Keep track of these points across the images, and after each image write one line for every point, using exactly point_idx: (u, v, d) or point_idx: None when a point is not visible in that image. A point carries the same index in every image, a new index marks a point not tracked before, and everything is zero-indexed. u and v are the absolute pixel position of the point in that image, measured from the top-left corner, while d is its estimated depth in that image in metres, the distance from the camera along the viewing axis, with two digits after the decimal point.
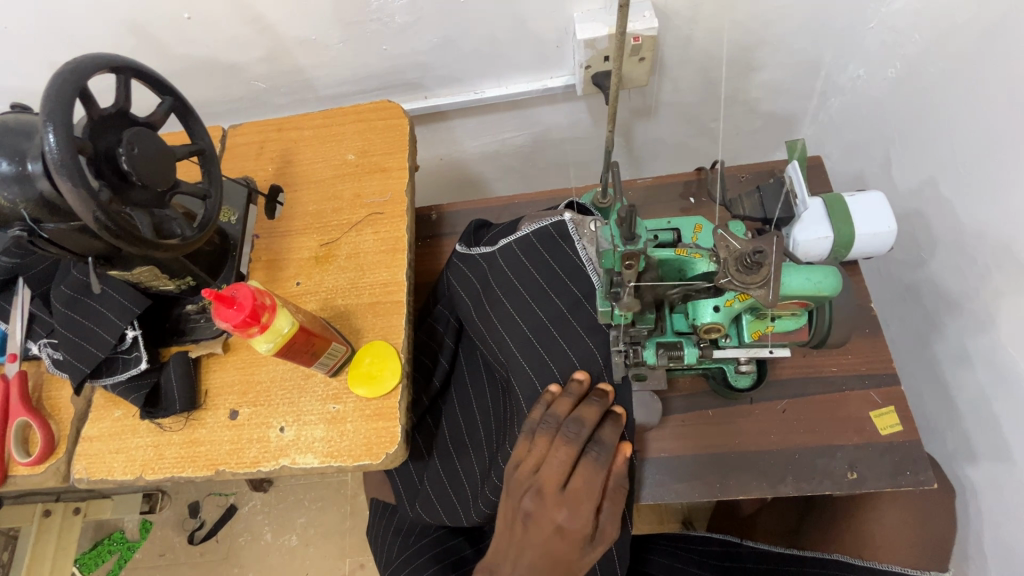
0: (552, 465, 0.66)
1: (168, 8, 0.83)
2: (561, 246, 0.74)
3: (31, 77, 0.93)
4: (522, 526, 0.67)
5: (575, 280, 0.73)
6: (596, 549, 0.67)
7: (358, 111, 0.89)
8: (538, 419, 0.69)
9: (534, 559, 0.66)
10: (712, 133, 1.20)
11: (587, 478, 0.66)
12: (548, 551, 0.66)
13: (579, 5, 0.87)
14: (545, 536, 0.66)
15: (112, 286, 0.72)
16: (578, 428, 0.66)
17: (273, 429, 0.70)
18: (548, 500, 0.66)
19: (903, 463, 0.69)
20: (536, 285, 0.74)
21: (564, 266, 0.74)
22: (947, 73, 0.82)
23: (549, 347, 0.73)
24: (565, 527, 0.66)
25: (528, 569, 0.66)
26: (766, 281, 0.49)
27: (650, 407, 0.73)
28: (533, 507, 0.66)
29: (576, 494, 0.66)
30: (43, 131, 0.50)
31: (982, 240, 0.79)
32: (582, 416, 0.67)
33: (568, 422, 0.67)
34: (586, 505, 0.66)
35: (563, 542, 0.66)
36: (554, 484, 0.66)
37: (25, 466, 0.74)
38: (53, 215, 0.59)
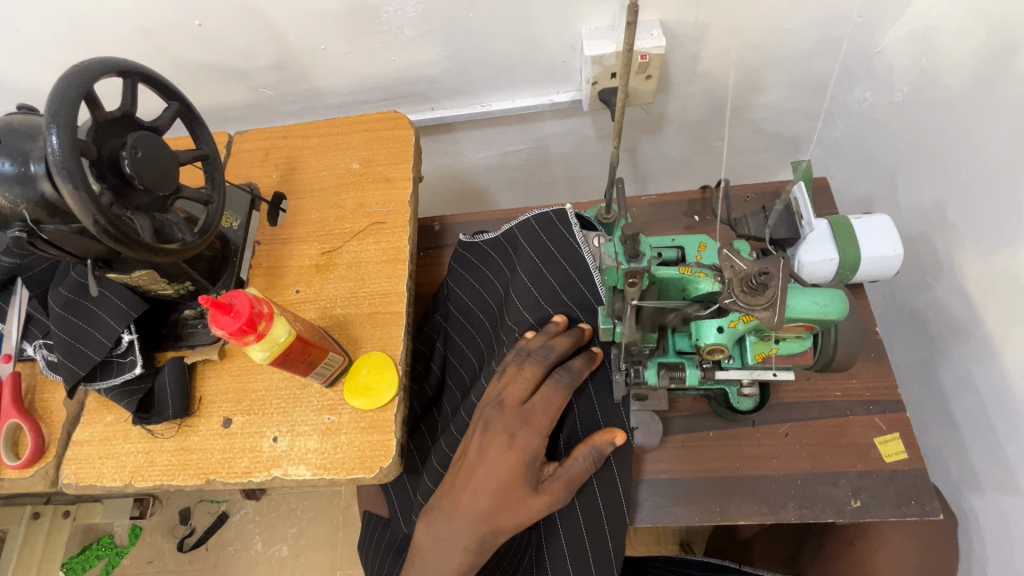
0: (515, 382, 0.67)
1: (180, 15, 0.84)
2: (559, 230, 0.77)
3: (41, 79, 0.94)
4: (475, 441, 0.65)
5: (571, 262, 0.75)
6: (542, 496, 0.63)
7: (364, 121, 0.89)
8: (510, 355, 0.70)
9: (480, 477, 0.63)
10: (717, 152, 1.20)
11: (548, 398, 0.66)
12: (495, 470, 0.63)
13: (587, 22, 0.88)
14: (495, 450, 0.64)
15: (111, 289, 0.72)
16: (547, 353, 0.68)
17: (266, 439, 0.69)
18: (507, 411, 0.65)
19: (908, 492, 0.68)
20: (529, 262, 0.77)
21: (561, 247, 0.76)
22: (952, 98, 0.82)
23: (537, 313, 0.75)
24: (519, 437, 0.64)
25: (471, 489, 0.63)
26: (772, 303, 0.47)
27: (650, 428, 0.72)
28: (492, 416, 0.66)
29: (533, 411, 0.65)
30: (47, 132, 0.50)
31: (987, 265, 0.78)
32: (554, 344, 0.69)
33: (539, 348, 0.69)
34: (541, 420, 0.65)
35: (513, 458, 0.63)
36: (515, 400, 0.66)
37: (13, 469, 0.73)
38: (53, 215, 0.58)
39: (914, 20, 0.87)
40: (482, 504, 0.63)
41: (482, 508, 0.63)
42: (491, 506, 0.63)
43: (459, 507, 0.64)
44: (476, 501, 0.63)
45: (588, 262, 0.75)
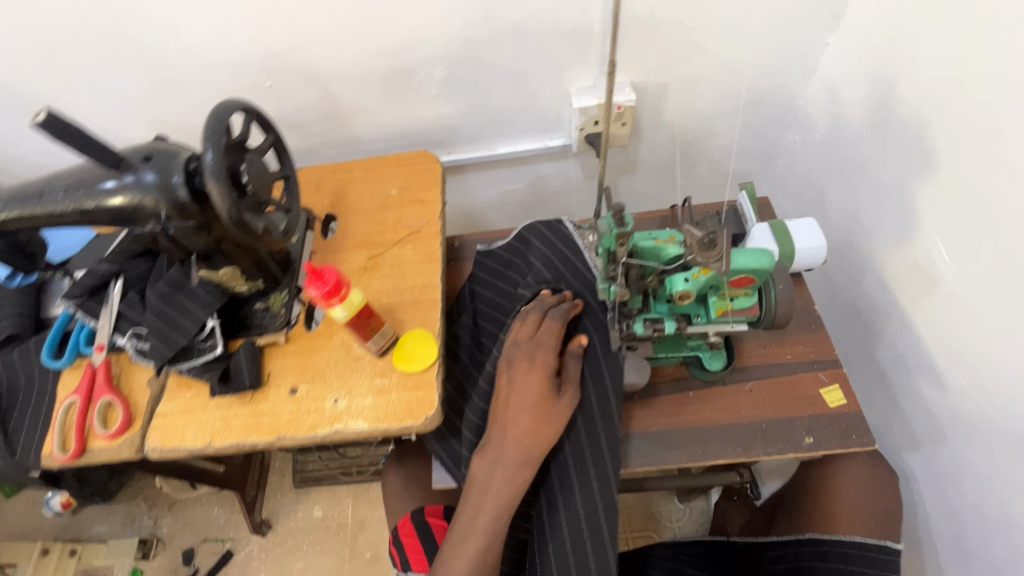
0: (522, 324, 0.82)
1: (256, 79, 1.07)
2: (557, 228, 0.97)
3: (136, 130, 1.16)
4: (504, 374, 0.78)
5: (567, 246, 0.95)
6: (565, 396, 0.77)
7: (399, 158, 1.10)
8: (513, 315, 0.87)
9: (516, 395, 0.76)
10: (682, 188, 1.44)
11: (550, 328, 0.82)
12: (526, 388, 0.76)
13: (574, 83, 1.13)
14: (521, 372, 0.77)
15: (201, 284, 0.88)
16: (541, 303, 0.85)
17: (328, 401, 0.83)
18: (522, 345, 0.80)
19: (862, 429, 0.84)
20: (540, 255, 0.95)
21: (559, 237, 0.96)
22: (852, 131, 1.07)
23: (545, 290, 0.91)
24: (536, 358, 0.78)
25: (511, 411, 0.75)
26: (721, 257, 0.67)
27: (641, 368, 0.87)
28: (512, 352, 0.79)
29: (542, 337, 0.80)
30: (203, 150, 0.69)
31: (895, 256, 0.99)
32: (545, 298, 0.87)
33: (534, 303, 0.86)
34: (548, 344, 0.80)
35: (536, 374, 0.77)
36: (524, 335, 0.81)
37: (103, 439, 0.85)
38: (181, 215, 0.76)
39: (821, 79, 1.14)
40: (524, 420, 0.74)
41: (524, 424, 0.74)
42: (533, 420, 0.74)
43: (506, 432, 0.74)
44: (517, 419, 0.74)
45: (581, 244, 0.95)
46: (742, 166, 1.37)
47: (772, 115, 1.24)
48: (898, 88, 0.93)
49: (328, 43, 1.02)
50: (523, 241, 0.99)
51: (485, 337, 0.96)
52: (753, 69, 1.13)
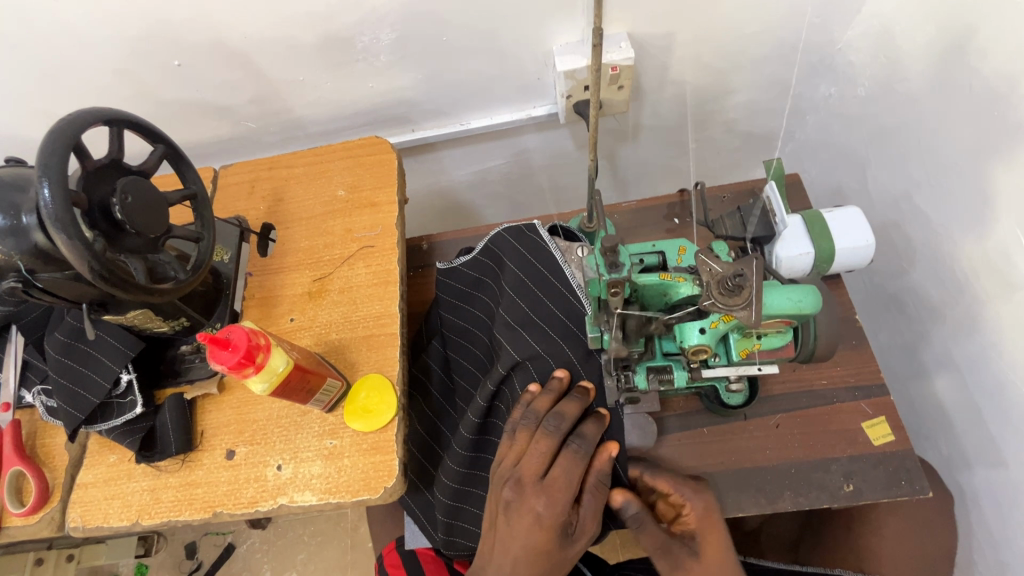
0: (532, 456, 0.67)
1: (158, 57, 0.86)
2: (529, 237, 0.80)
3: (28, 124, 0.95)
4: (503, 520, 0.67)
5: (543, 262, 0.78)
6: (577, 544, 0.66)
7: (346, 148, 0.90)
8: (519, 416, 0.71)
9: (516, 555, 0.64)
10: (694, 153, 1.22)
11: (566, 469, 0.66)
12: (529, 546, 0.64)
13: (557, 39, 0.91)
14: (524, 526, 0.65)
15: (105, 331, 0.72)
16: (559, 423, 0.68)
17: (270, 468, 0.70)
18: (527, 491, 0.66)
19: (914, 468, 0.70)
20: (515, 281, 0.78)
21: (532, 251, 0.79)
22: (911, 91, 0.86)
23: (527, 332, 0.76)
24: (544, 514, 0.65)
25: (511, 566, 0.65)
26: (749, 301, 0.50)
27: (644, 429, 0.75)
28: (514, 496, 0.67)
29: (554, 484, 0.66)
30: (38, 186, 0.51)
31: (955, 249, 0.80)
32: (563, 411, 0.68)
33: (550, 416, 0.69)
34: (562, 494, 0.65)
35: (542, 533, 0.64)
36: (533, 473, 0.67)
37: (19, 516, 0.73)
38: (47, 264, 0.59)
39: (871, 17, 0.90)
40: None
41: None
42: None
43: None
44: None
45: (557, 257, 0.78)
46: (764, 125, 1.16)
47: (804, 63, 1.01)
48: (985, 33, 0.71)
49: (236, 10, 0.80)
50: (493, 256, 0.83)
51: (457, 370, 0.84)
52: (782, 10, 0.90)
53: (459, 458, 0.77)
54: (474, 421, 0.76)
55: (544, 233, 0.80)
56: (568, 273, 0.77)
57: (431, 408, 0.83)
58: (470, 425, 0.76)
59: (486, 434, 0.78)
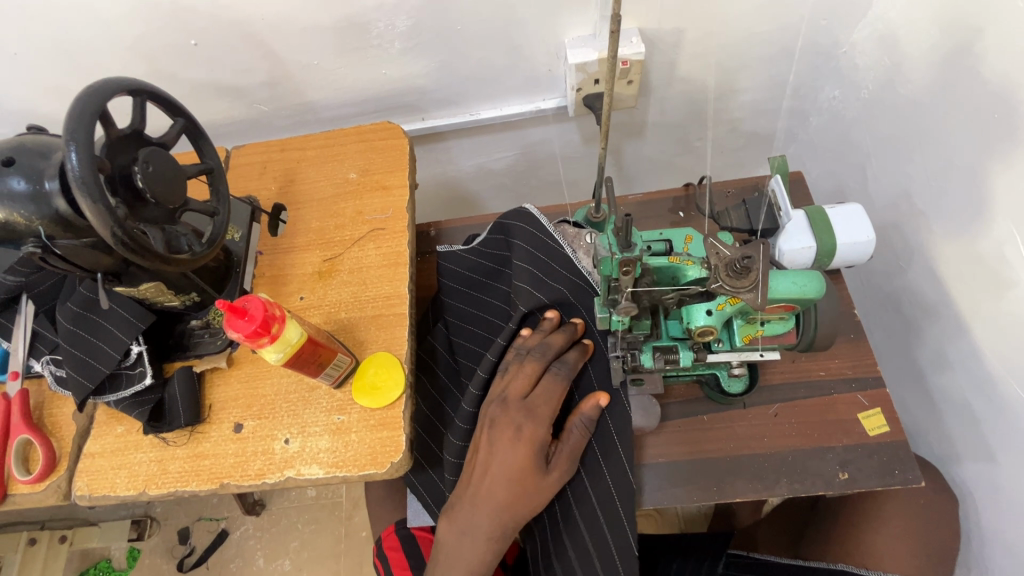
0: (517, 378, 0.72)
1: (176, 35, 0.87)
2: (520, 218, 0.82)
3: (42, 99, 0.96)
4: (485, 441, 0.70)
5: (540, 233, 0.80)
6: (554, 474, 0.69)
7: (358, 132, 0.92)
8: (512, 355, 0.76)
9: (496, 467, 0.68)
10: (698, 151, 1.24)
11: (549, 390, 0.72)
12: (508, 460, 0.68)
13: (569, 32, 0.92)
14: (504, 443, 0.69)
15: (117, 303, 0.73)
16: (544, 350, 0.74)
17: (278, 442, 0.71)
18: (511, 408, 0.71)
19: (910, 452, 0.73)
20: (523, 250, 0.80)
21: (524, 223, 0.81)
22: (913, 93, 0.88)
23: (532, 286, 0.78)
24: (523, 428, 0.69)
25: (488, 481, 0.68)
26: (755, 285, 0.53)
27: (648, 410, 0.77)
28: (498, 414, 0.71)
29: (536, 402, 0.71)
30: (66, 151, 0.52)
31: (952, 247, 0.82)
32: (551, 342, 0.75)
33: (537, 346, 0.75)
34: (543, 411, 0.70)
35: (520, 448, 0.68)
36: (517, 394, 0.71)
37: (25, 484, 0.73)
38: (66, 231, 0.60)
39: (876, 21, 0.93)
40: (500, 493, 0.67)
41: (497, 500, 0.67)
42: (508, 496, 0.68)
43: (479, 499, 0.68)
44: (494, 492, 0.68)
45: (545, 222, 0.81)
46: (768, 125, 1.18)
47: (810, 64, 1.03)
48: (986, 37, 0.73)
49: None
50: (500, 233, 0.85)
51: (460, 351, 0.85)
52: (790, 11, 0.92)
53: (467, 418, 0.78)
54: (484, 377, 0.78)
55: (540, 216, 0.82)
56: (577, 261, 0.80)
57: (435, 386, 0.84)
58: (480, 382, 0.78)
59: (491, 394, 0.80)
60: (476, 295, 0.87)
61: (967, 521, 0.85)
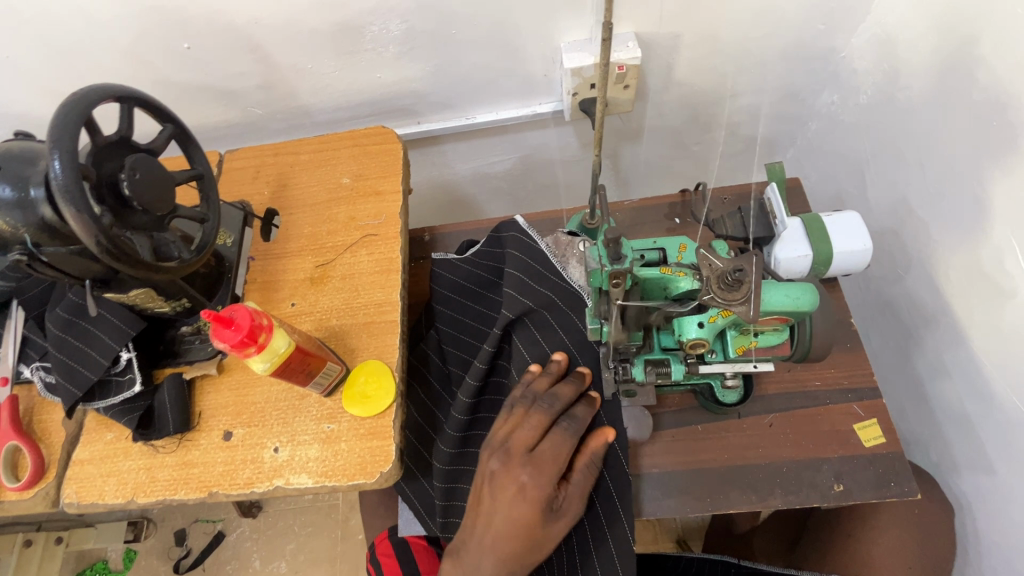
0: (523, 428, 0.68)
1: (169, 39, 0.86)
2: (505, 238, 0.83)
3: (35, 102, 0.95)
4: (487, 492, 0.66)
5: (530, 248, 0.80)
6: (562, 522, 0.66)
7: (351, 137, 0.91)
8: (518, 394, 0.73)
9: (499, 524, 0.64)
10: (696, 156, 1.24)
11: (556, 445, 0.67)
12: (513, 517, 0.64)
13: (565, 36, 0.92)
14: (508, 499, 0.65)
15: (106, 309, 0.73)
16: (552, 401, 0.70)
17: (267, 450, 0.70)
18: (514, 461, 0.66)
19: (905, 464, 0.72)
20: (516, 260, 0.80)
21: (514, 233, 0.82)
22: (913, 100, 0.87)
23: (524, 293, 0.78)
24: (529, 486, 0.65)
25: (492, 536, 0.64)
26: (747, 297, 0.52)
27: (641, 421, 0.76)
28: (499, 467, 0.67)
29: (542, 457, 0.66)
30: (49, 158, 0.51)
31: (951, 255, 0.81)
32: (558, 393, 0.71)
33: (544, 395, 0.71)
34: (549, 465, 0.66)
35: (527, 504, 0.64)
36: (522, 446, 0.67)
37: (14, 491, 0.73)
38: (52, 238, 0.59)
39: (876, 26, 0.92)
40: (504, 548, 0.64)
41: (502, 557, 0.64)
42: (513, 552, 0.64)
43: (481, 554, 0.64)
44: (498, 548, 0.64)
45: (533, 236, 0.81)
46: (767, 130, 1.17)
47: (809, 69, 1.02)
48: (986, 44, 0.72)
49: None
50: (495, 243, 0.85)
51: (451, 360, 0.85)
52: (789, 16, 0.91)
53: (456, 425, 0.77)
54: (473, 385, 0.78)
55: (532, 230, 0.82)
56: (567, 273, 0.80)
57: (427, 395, 0.83)
58: (469, 390, 0.78)
59: (481, 400, 0.80)
60: (468, 304, 0.86)
61: (965, 532, 0.84)
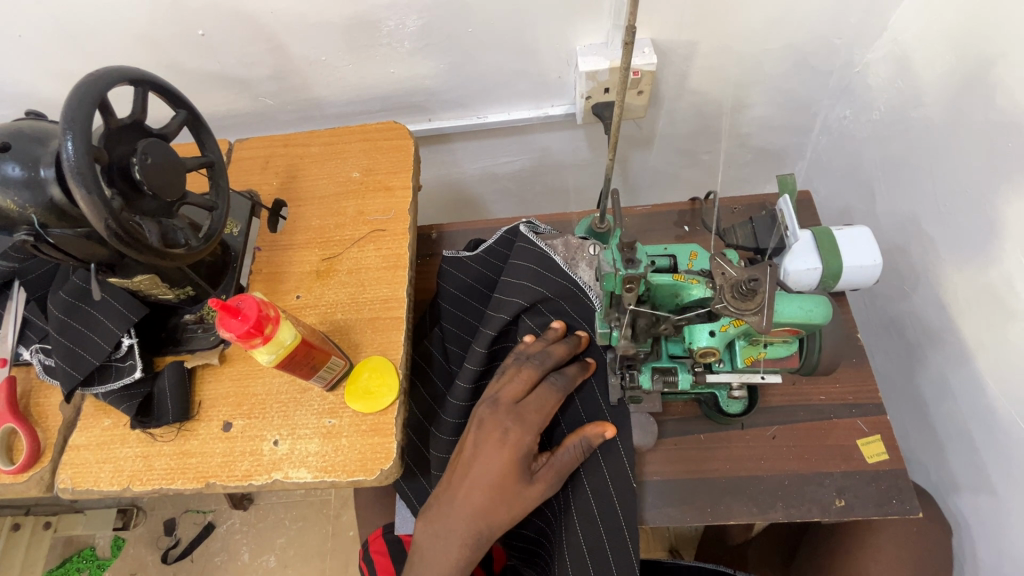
0: (513, 381, 0.69)
1: (184, 25, 0.86)
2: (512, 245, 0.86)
3: (45, 83, 0.95)
4: (469, 443, 0.67)
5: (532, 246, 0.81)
6: (536, 487, 0.66)
7: (363, 131, 0.91)
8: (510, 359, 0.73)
9: (476, 474, 0.65)
10: (706, 165, 1.24)
11: (542, 398, 0.69)
12: (490, 466, 0.65)
13: (582, 39, 0.91)
14: (488, 448, 0.66)
15: (112, 294, 0.72)
16: (544, 358, 0.71)
17: (267, 443, 0.70)
18: (501, 409, 0.67)
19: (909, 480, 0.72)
20: (523, 252, 0.81)
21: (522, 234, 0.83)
22: (926, 118, 0.87)
23: (524, 279, 0.79)
24: (511, 433, 0.66)
25: (466, 486, 0.65)
26: (760, 308, 0.51)
27: (646, 428, 0.75)
28: (487, 414, 0.68)
29: (528, 408, 0.68)
30: (62, 138, 0.51)
31: (960, 275, 0.81)
32: (552, 351, 0.72)
33: (537, 353, 0.72)
34: (535, 416, 0.67)
35: (506, 453, 0.65)
36: (510, 398, 0.68)
37: (7, 474, 0.72)
38: (60, 220, 0.59)
39: (892, 42, 0.92)
40: (478, 500, 0.65)
41: (474, 507, 0.65)
42: (484, 503, 0.65)
43: (454, 506, 0.65)
44: (471, 499, 0.65)
45: (535, 240, 0.81)
46: (776, 142, 1.17)
47: (823, 81, 1.02)
48: (1001, 66, 0.73)
49: None
50: (507, 244, 0.86)
51: (455, 359, 0.84)
52: (805, 27, 0.91)
53: (456, 412, 0.77)
54: (473, 370, 0.77)
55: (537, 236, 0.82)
56: (576, 275, 0.79)
57: (429, 392, 0.83)
58: (469, 375, 0.77)
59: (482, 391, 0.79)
60: (471, 303, 0.86)
61: (964, 552, 0.83)
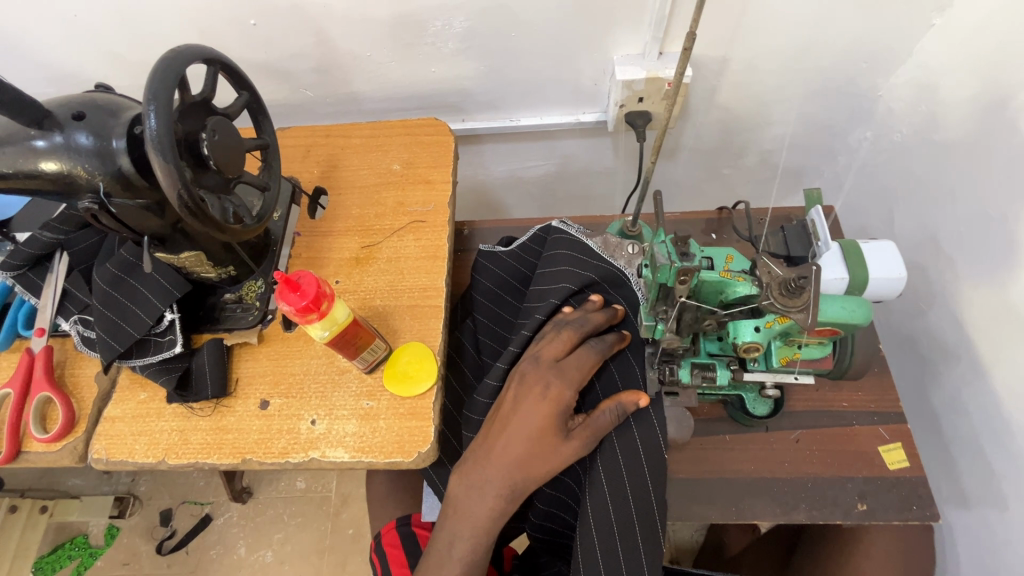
0: (554, 341, 0.71)
1: (236, 14, 0.88)
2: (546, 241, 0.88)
3: (91, 63, 0.96)
4: (510, 397, 0.69)
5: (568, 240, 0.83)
6: (572, 443, 0.67)
7: (404, 126, 0.93)
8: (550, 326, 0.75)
9: (515, 425, 0.67)
10: (725, 179, 1.27)
11: (582, 358, 0.70)
12: (530, 418, 0.67)
13: (619, 49, 0.95)
14: (529, 400, 0.68)
15: (157, 269, 0.73)
16: (584, 323, 0.73)
17: (304, 422, 0.71)
18: (542, 365, 0.69)
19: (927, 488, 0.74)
20: (559, 245, 0.84)
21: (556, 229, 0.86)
22: (947, 141, 0.90)
23: (561, 269, 0.81)
24: (551, 387, 0.68)
25: (505, 437, 0.67)
26: (805, 306, 0.53)
27: (683, 423, 0.75)
28: (528, 369, 0.70)
29: (569, 366, 0.70)
30: (144, 109, 0.53)
31: (977, 293, 0.84)
32: (591, 317, 0.74)
33: (576, 318, 0.74)
34: (576, 374, 0.69)
35: (546, 406, 0.67)
36: (551, 355, 0.70)
37: (40, 442, 0.73)
38: (124, 190, 0.60)
39: (916, 68, 0.96)
40: (516, 450, 0.66)
41: (511, 457, 0.66)
42: (522, 455, 0.66)
43: (491, 456, 0.67)
44: (509, 450, 0.66)
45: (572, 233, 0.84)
46: (795, 160, 1.21)
47: (845, 103, 1.06)
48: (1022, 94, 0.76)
49: None
50: (540, 241, 0.89)
51: (487, 351, 0.85)
52: (833, 50, 0.94)
53: (489, 392, 0.77)
54: (514, 352, 0.78)
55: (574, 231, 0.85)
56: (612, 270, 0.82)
57: (459, 381, 0.84)
58: (510, 356, 0.78)
59: None
60: (505, 296, 0.88)
61: (974, 564, 0.85)
